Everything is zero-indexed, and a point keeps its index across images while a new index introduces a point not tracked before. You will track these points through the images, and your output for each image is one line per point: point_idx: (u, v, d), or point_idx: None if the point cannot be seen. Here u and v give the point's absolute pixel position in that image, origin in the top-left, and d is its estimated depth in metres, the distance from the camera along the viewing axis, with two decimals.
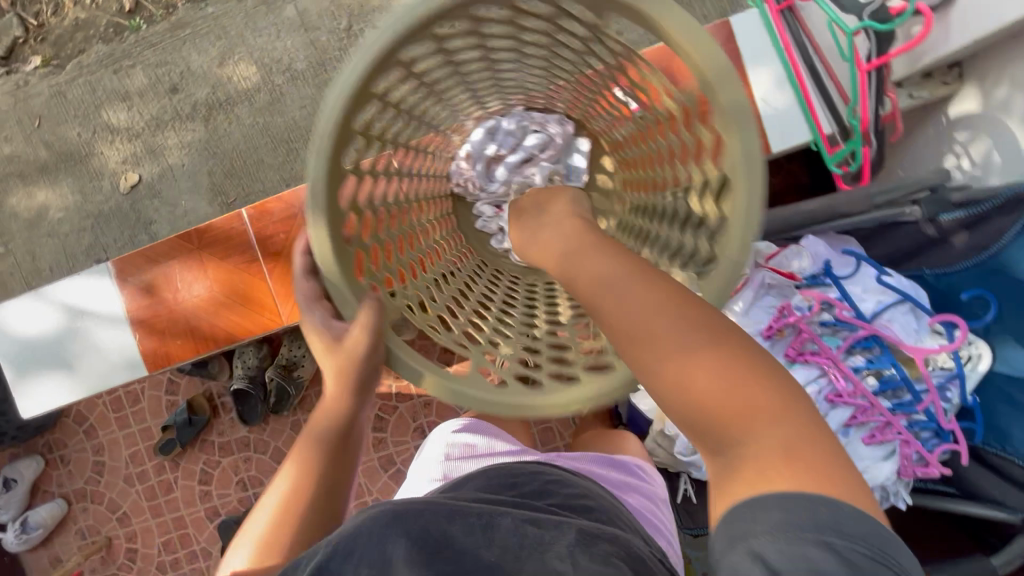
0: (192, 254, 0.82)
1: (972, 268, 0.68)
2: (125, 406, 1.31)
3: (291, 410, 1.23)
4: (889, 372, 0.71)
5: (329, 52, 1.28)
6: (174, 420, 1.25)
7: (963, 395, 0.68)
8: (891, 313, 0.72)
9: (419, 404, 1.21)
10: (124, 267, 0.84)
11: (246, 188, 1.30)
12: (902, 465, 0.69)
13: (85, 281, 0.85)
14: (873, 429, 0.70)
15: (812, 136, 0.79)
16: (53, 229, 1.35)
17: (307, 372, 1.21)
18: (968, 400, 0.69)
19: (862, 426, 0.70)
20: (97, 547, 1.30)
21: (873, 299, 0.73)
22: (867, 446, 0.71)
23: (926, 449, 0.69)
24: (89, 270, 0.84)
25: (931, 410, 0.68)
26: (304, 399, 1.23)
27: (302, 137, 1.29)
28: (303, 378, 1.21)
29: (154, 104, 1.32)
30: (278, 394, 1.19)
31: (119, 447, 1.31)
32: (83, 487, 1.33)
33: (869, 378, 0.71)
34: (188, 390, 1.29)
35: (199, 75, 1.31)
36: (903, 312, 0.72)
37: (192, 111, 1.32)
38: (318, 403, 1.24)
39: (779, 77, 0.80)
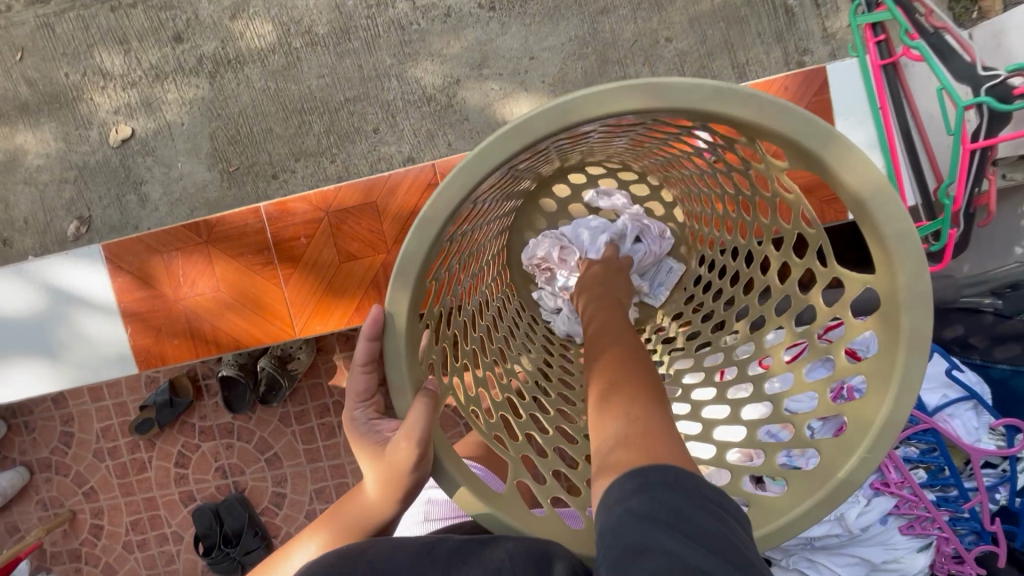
0: (199, 247, 0.83)
1: None
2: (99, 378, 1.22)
3: (279, 402, 1.17)
4: (939, 469, 0.61)
5: (355, 19, 1.17)
6: (153, 400, 1.17)
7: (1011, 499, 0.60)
8: (951, 407, 0.60)
9: None
10: (126, 256, 0.84)
11: (251, 158, 1.20)
12: (935, 559, 0.62)
13: (87, 267, 0.84)
14: (912, 521, 0.62)
15: None
16: (29, 176, 1.23)
17: (302, 365, 1.14)
18: (1016, 505, 0.60)
19: (900, 518, 0.62)
20: (60, 520, 1.23)
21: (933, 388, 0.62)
22: (901, 536, 0.63)
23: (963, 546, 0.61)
24: (92, 256, 0.83)
25: (976, 512, 0.60)
26: (295, 391, 1.17)
27: (317, 109, 1.19)
28: (297, 371, 1.15)
29: (153, 53, 1.20)
30: (268, 386, 1.13)
31: (90, 418, 1.23)
32: (47, 457, 1.25)
33: (916, 471, 0.62)
34: (170, 369, 1.21)
35: (207, 25, 1.19)
36: (964, 409, 0.61)
37: (196, 65, 1.20)
38: (309, 397, 1.18)
39: (871, 137, 0.79)
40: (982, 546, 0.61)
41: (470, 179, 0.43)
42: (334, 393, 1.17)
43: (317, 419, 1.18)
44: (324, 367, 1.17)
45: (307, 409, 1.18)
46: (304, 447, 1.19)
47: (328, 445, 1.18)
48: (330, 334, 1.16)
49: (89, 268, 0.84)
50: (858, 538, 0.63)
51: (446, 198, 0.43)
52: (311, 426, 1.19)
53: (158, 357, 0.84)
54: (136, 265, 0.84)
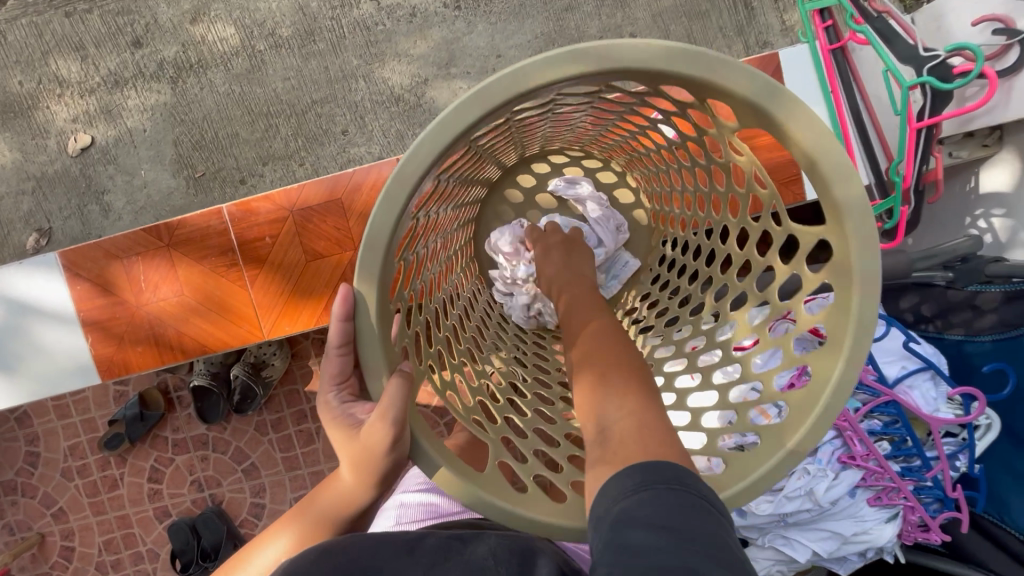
0: (161, 251, 0.81)
1: (1000, 340, 0.61)
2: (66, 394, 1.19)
3: (256, 411, 1.15)
4: (904, 439, 0.63)
5: (319, 20, 1.16)
6: (122, 415, 1.14)
7: (970, 466, 0.62)
8: (913, 377, 0.62)
9: None
10: (84, 261, 0.81)
11: (217, 163, 1.18)
12: (903, 527, 0.64)
13: (42, 275, 0.81)
14: (878, 492, 0.64)
15: None
16: None
17: (276, 372, 1.12)
18: (974, 471, 0.62)
19: (867, 488, 0.64)
20: (28, 544, 1.19)
21: (894, 362, 0.64)
22: (870, 508, 0.64)
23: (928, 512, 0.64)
24: (48, 265, 0.81)
25: (938, 479, 0.62)
26: (271, 399, 1.15)
27: (284, 112, 1.17)
28: (272, 378, 1.13)
29: (111, 59, 1.17)
30: (242, 394, 1.10)
31: (58, 437, 1.19)
32: (14, 479, 1.20)
33: (881, 442, 0.63)
34: (139, 383, 1.18)
35: (167, 30, 1.17)
36: (923, 381, 0.62)
37: (157, 70, 1.18)
38: (286, 404, 1.16)
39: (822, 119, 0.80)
40: (945, 512, 0.62)
41: (432, 148, 0.43)
42: (311, 399, 1.15)
43: (295, 426, 1.17)
44: (300, 373, 1.15)
45: (283, 417, 1.16)
46: (282, 456, 1.17)
47: (307, 453, 1.16)
48: (304, 340, 1.15)
49: (46, 276, 0.82)
50: (829, 510, 0.64)
51: (407, 170, 0.43)
52: (289, 434, 1.17)
53: (121, 367, 0.82)
54: (95, 271, 0.82)
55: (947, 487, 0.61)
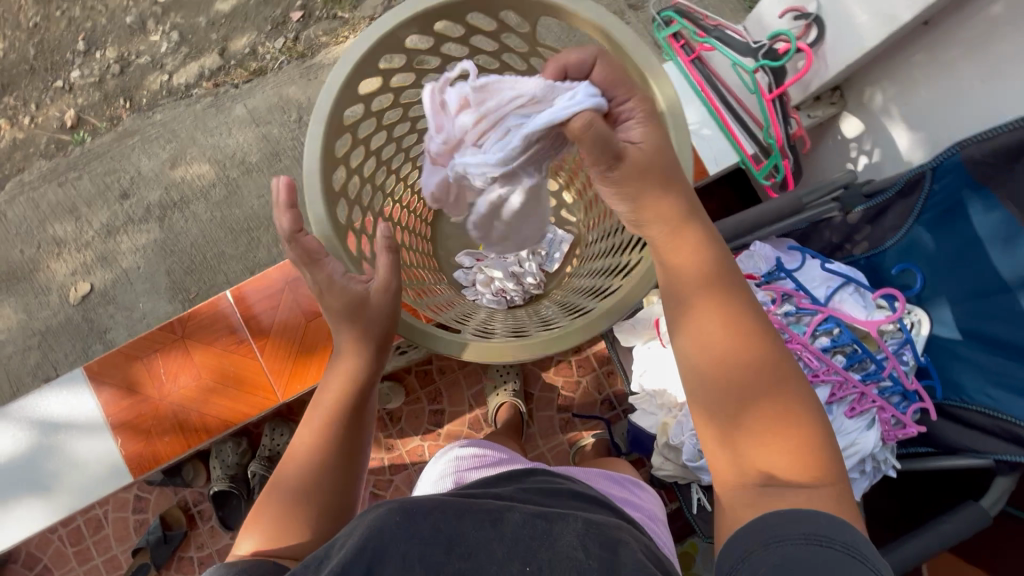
0: (176, 343, 0.89)
1: (898, 244, 0.73)
2: (84, 537, 1.18)
3: None
4: (851, 349, 0.73)
5: (283, 142, 1.34)
6: (146, 541, 1.14)
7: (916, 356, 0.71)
8: (840, 293, 0.74)
9: (416, 473, 1.15)
10: (103, 370, 0.89)
11: (210, 282, 1.29)
12: (883, 431, 0.71)
13: (66, 390, 0.88)
14: (850, 402, 0.72)
15: (740, 158, 0.91)
16: None
17: None
18: (920, 361, 0.72)
19: (839, 401, 0.72)
20: None
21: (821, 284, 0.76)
22: (850, 420, 0.72)
23: (900, 410, 0.72)
24: (71, 382, 0.88)
25: (892, 376, 0.72)
26: None
27: (263, 224, 1.31)
28: None
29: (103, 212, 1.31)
30: (262, 489, 1.13)
31: None
32: None
33: (835, 357, 0.74)
34: (158, 506, 1.19)
35: (150, 179, 1.33)
36: (847, 293, 0.75)
37: (145, 214, 1.32)
38: None
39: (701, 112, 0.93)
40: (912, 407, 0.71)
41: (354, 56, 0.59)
42: None
43: None
44: None
45: None
46: None
47: None
48: None
49: (70, 391, 0.88)
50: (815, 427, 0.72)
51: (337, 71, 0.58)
52: None
53: (150, 461, 0.87)
54: (119, 374, 0.89)
55: (900, 378, 0.70)
